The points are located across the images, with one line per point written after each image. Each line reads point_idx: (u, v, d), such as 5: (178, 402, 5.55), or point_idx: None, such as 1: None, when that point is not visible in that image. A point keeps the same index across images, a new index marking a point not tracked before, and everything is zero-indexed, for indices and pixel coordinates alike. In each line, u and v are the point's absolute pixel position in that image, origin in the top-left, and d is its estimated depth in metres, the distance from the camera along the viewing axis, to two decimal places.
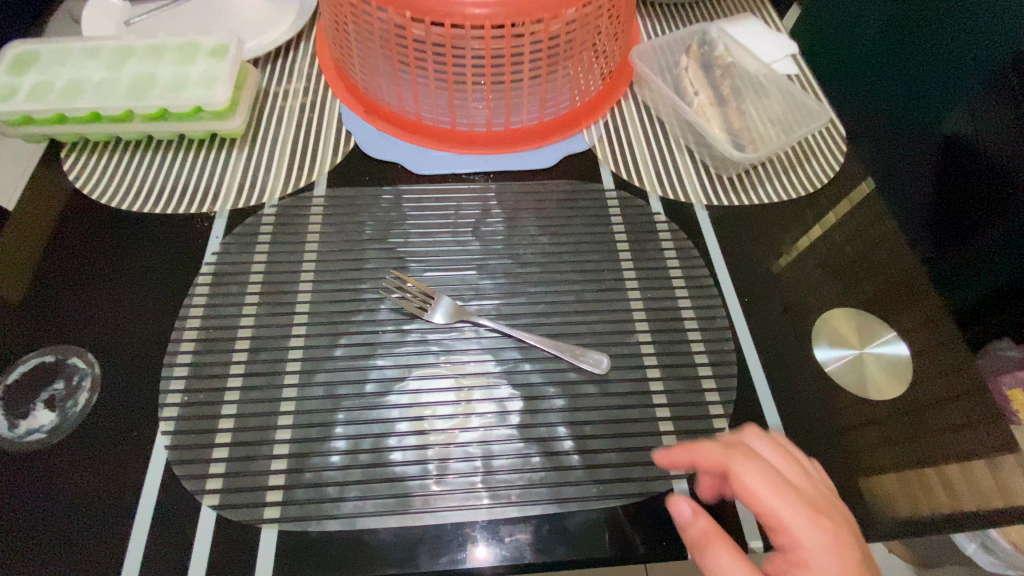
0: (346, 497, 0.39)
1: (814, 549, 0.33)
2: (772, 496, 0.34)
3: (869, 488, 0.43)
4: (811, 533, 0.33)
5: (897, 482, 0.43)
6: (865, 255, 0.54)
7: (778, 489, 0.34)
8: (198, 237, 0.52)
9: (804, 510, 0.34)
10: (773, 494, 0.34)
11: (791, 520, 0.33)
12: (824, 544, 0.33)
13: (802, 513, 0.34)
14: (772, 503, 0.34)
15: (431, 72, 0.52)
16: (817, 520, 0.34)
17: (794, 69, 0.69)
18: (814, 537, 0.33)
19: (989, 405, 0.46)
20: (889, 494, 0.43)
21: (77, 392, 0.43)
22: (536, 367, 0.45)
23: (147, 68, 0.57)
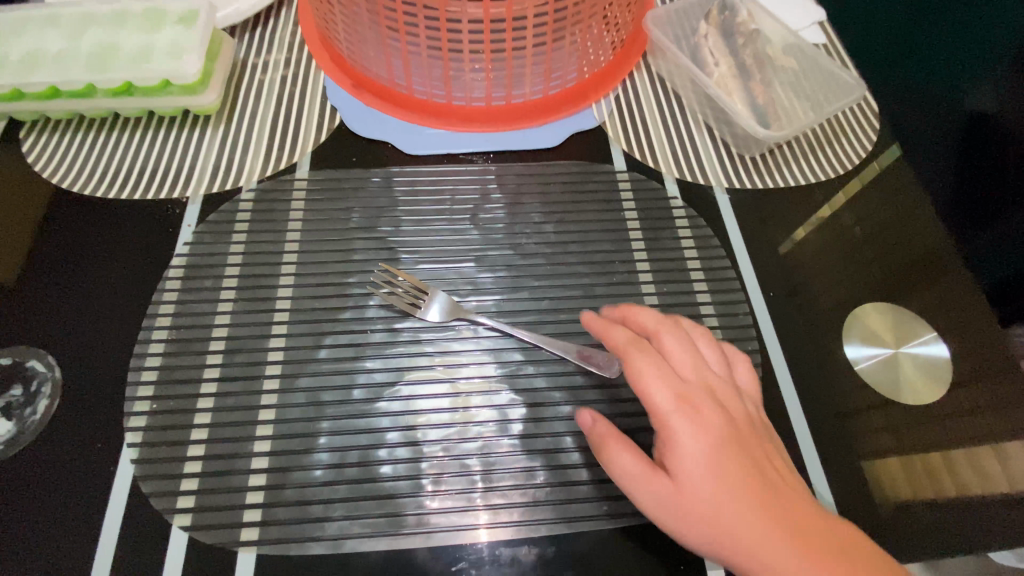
0: (331, 517, 0.35)
1: (683, 438, 0.32)
2: (646, 385, 0.33)
3: (872, 473, 0.40)
4: (683, 423, 0.32)
5: (908, 473, 0.40)
6: (901, 243, 0.50)
7: (652, 378, 0.33)
8: (169, 226, 0.47)
9: (673, 399, 0.33)
10: (646, 383, 0.33)
11: (664, 411, 0.32)
12: (698, 435, 0.32)
13: (674, 404, 0.32)
14: (646, 392, 0.33)
15: (423, 39, 0.47)
16: (691, 413, 0.32)
17: (823, 37, 0.63)
18: (684, 426, 0.32)
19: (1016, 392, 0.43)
20: (898, 485, 0.39)
21: (37, 400, 0.39)
22: (541, 370, 0.41)
23: (109, 37, 0.51)
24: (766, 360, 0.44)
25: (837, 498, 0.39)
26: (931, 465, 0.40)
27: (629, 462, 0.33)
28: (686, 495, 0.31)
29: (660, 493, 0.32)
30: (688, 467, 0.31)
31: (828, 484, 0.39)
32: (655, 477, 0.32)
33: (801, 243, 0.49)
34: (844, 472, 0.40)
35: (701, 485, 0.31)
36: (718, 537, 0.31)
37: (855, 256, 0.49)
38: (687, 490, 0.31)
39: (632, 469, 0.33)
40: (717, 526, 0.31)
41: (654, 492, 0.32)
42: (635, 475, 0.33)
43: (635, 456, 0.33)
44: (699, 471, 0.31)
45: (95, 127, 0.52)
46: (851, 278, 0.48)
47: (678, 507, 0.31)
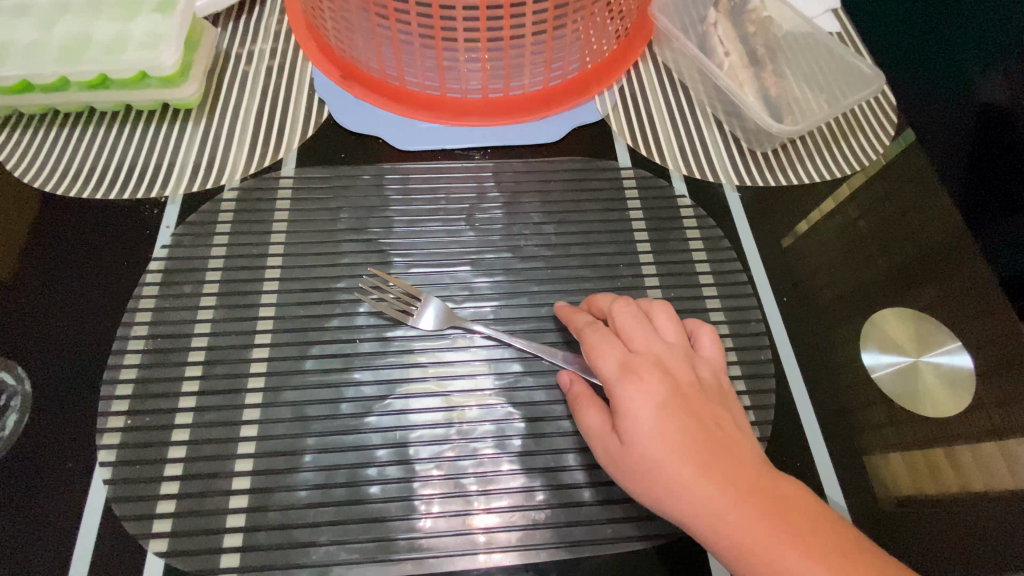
0: (318, 541, 0.33)
1: (626, 401, 0.33)
2: (595, 355, 0.35)
3: (871, 467, 0.38)
4: (626, 388, 0.33)
5: (912, 470, 0.38)
6: (923, 242, 0.46)
7: (600, 349, 0.35)
8: (146, 228, 0.44)
9: (618, 366, 0.34)
10: (596, 354, 0.35)
11: (611, 377, 0.34)
12: (642, 399, 0.32)
13: (620, 370, 0.34)
14: (597, 361, 0.35)
15: (415, 27, 0.44)
16: (633, 378, 0.33)
17: (838, 25, 0.59)
18: (628, 390, 0.33)
19: None
20: (900, 481, 0.38)
21: (5, 415, 0.37)
22: (541, 382, 0.39)
23: (81, 26, 0.48)
24: (779, 370, 0.42)
25: (857, 518, 0.37)
26: (939, 463, 0.38)
27: (592, 425, 0.34)
28: (632, 456, 0.32)
29: (614, 454, 0.33)
30: (632, 428, 0.32)
31: (846, 503, 0.37)
32: (609, 438, 0.33)
33: (816, 245, 0.47)
34: (863, 489, 0.38)
35: (645, 445, 0.32)
36: (665, 498, 0.31)
37: (873, 258, 0.46)
38: (633, 450, 0.32)
39: (593, 429, 0.34)
40: (663, 487, 0.31)
41: (609, 453, 0.33)
42: (595, 436, 0.34)
43: (594, 418, 0.34)
44: (642, 433, 0.32)
45: (69, 122, 0.49)
46: (869, 281, 0.45)
47: (626, 466, 0.32)
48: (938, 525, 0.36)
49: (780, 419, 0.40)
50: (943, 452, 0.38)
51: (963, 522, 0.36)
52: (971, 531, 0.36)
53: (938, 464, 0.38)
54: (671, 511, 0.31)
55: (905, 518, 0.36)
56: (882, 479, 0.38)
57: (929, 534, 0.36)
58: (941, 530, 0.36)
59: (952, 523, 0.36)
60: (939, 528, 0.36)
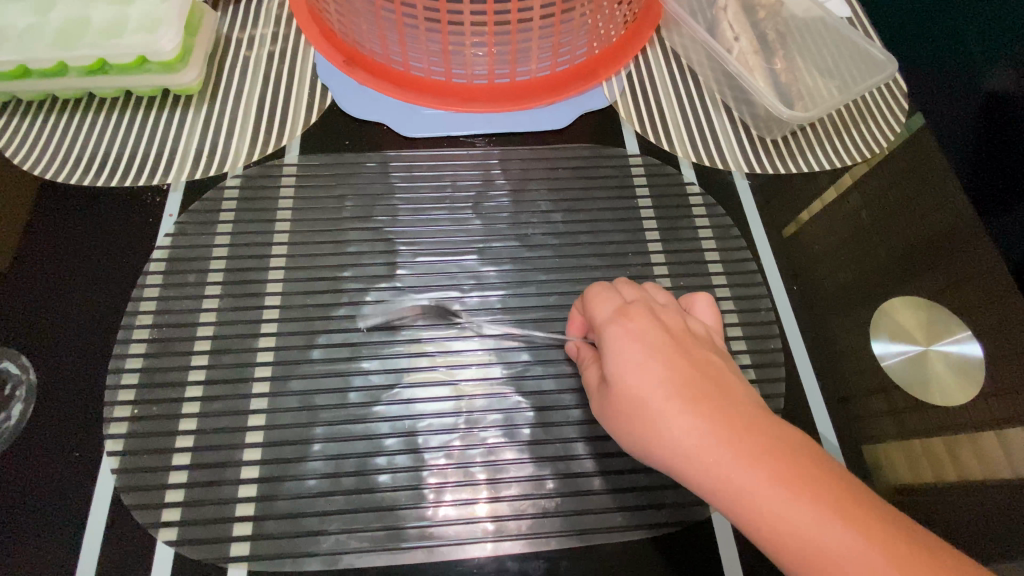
0: (327, 530, 0.33)
1: (614, 342, 0.32)
2: (591, 308, 0.35)
3: (869, 456, 0.38)
4: (616, 330, 0.33)
5: (912, 460, 0.38)
6: (934, 228, 0.46)
7: (595, 300, 0.35)
8: (148, 216, 0.44)
9: (612, 312, 0.34)
10: (590, 306, 0.35)
11: (603, 321, 0.34)
12: (630, 341, 0.32)
13: (612, 315, 0.34)
14: (592, 314, 0.35)
15: (421, 12, 0.43)
16: (624, 323, 0.33)
17: (849, 9, 0.58)
18: (617, 331, 0.33)
19: None
20: (898, 471, 0.38)
21: (10, 404, 0.37)
22: (550, 371, 0.39)
23: (79, 9, 0.47)
24: (789, 359, 0.41)
25: None
26: (939, 454, 0.38)
27: (590, 377, 0.35)
28: (620, 393, 0.31)
29: (605, 395, 0.32)
30: (620, 365, 0.32)
31: None
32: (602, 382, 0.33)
33: (825, 233, 0.46)
34: (870, 476, 0.38)
35: (632, 380, 0.31)
36: (653, 434, 0.30)
37: (884, 246, 0.46)
38: (620, 387, 0.31)
39: (591, 382, 0.34)
40: (650, 421, 0.30)
41: (602, 397, 0.33)
42: (592, 387, 0.34)
43: (593, 372, 0.34)
44: (630, 371, 0.31)
45: (69, 108, 0.48)
46: (878, 268, 0.45)
47: (616, 406, 0.31)
48: (940, 511, 0.36)
49: (789, 408, 0.40)
50: (945, 444, 0.38)
51: (966, 508, 0.36)
52: (974, 519, 0.36)
53: (938, 455, 0.38)
54: (659, 447, 0.29)
55: (911, 505, 0.37)
56: (879, 468, 0.38)
57: (934, 520, 0.36)
58: (944, 516, 0.36)
59: (957, 510, 0.36)
60: (940, 513, 0.36)
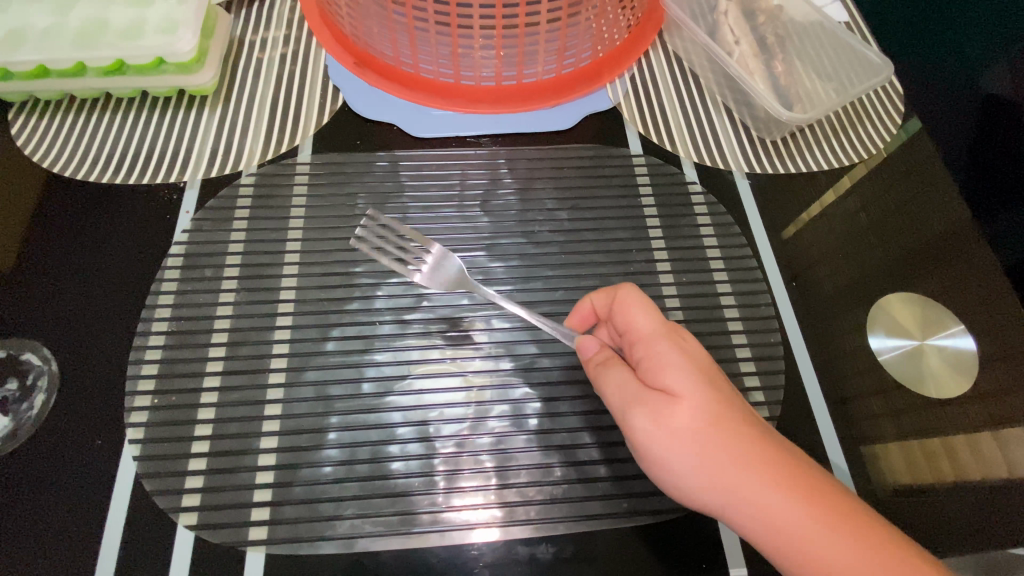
0: (343, 515, 0.34)
1: (672, 356, 0.32)
2: (632, 317, 0.34)
3: (870, 457, 0.39)
4: (671, 343, 0.32)
5: (910, 461, 0.39)
6: (930, 229, 0.47)
7: (641, 308, 0.34)
8: (165, 213, 0.45)
9: (658, 324, 0.33)
10: (632, 315, 0.34)
11: (653, 333, 0.33)
12: (682, 357, 0.32)
13: (662, 328, 0.33)
14: (631, 323, 0.34)
15: (432, 15, 0.44)
16: (673, 338, 0.33)
17: (846, 14, 0.60)
18: (673, 345, 0.32)
19: None
20: (898, 472, 0.38)
21: (34, 394, 0.38)
22: (557, 363, 0.40)
23: (98, 12, 0.48)
24: (788, 352, 0.43)
25: (863, 494, 0.38)
26: (938, 455, 0.39)
27: (620, 386, 0.32)
28: (683, 411, 0.30)
29: (655, 410, 0.31)
30: (681, 381, 0.31)
31: (852, 480, 0.38)
32: (650, 396, 0.31)
33: (823, 231, 0.48)
34: (867, 466, 0.39)
35: (695, 398, 0.30)
36: (713, 456, 0.29)
37: (880, 245, 0.47)
38: (682, 404, 0.30)
39: (622, 391, 0.32)
40: (714, 442, 0.30)
41: (649, 411, 0.31)
42: (626, 397, 0.32)
43: (626, 380, 0.32)
44: (681, 386, 0.31)
45: (86, 108, 0.50)
46: (875, 265, 0.46)
47: (673, 424, 0.30)
48: (933, 499, 0.38)
49: (789, 399, 0.41)
50: (943, 445, 0.39)
51: (958, 496, 0.38)
52: (967, 508, 0.37)
53: (937, 456, 0.39)
54: (718, 468, 0.29)
55: (906, 494, 0.38)
56: (881, 469, 0.39)
57: (927, 508, 0.37)
58: (938, 506, 0.37)
59: (949, 498, 0.38)
60: (933, 501, 0.38)
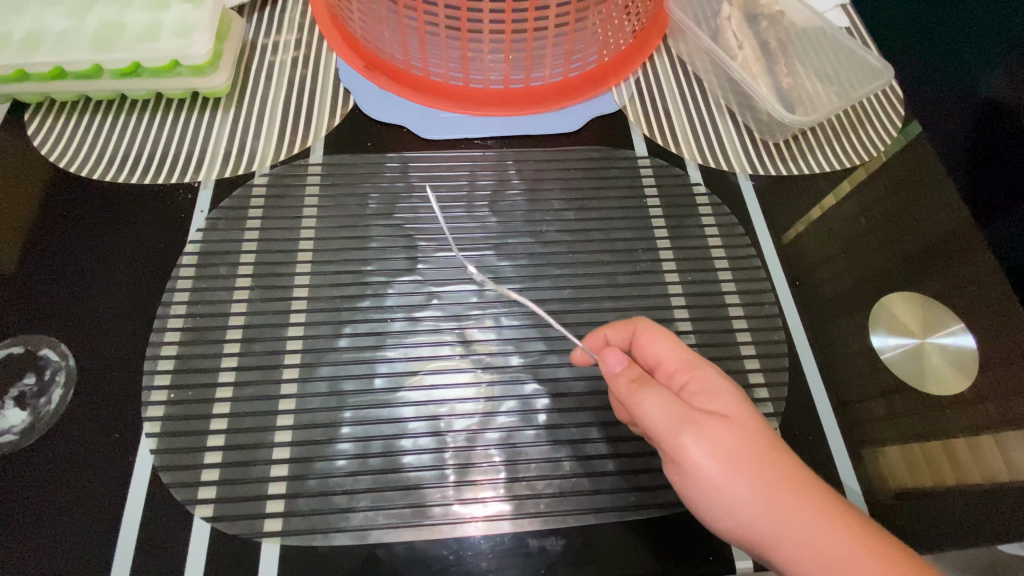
0: (356, 507, 0.35)
1: (712, 379, 0.33)
2: (665, 344, 0.35)
3: (871, 461, 0.40)
4: (708, 368, 0.34)
5: (910, 464, 0.39)
6: (930, 232, 0.48)
7: (673, 337, 0.35)
8: (180, 212, 0.46)
9: (690, 352, 0.35)
10: (665, 342, 0.35)
11: (689, 359, 0.34)
12: (721, 380, 0.33)
13: (695, 355, 0.35)
14: (664, 349, 0.35)
15: (442, 19, 0.45)
16: (709, 364, 0.34)
17: (847, 20, 0.61)
18: (711, 370, 0.34)
19: None
20: (899, 475, 0.39)
21: (51, 389, 0.39)
22: (565, 360, 0.41)
23: (115, 15, 0.49)
24: (792, 350, 0.43)
25: (864, 490, 0.39)
26: (938, 458, 0.39)
27: (667, 406, 0.31)
28: (734, 432, 0.31)
29: (707, 432, 0.31)
30: (725, 403, 0.32)
31: (854, 475, 0.39)
32: (698, 416, 0.31)
33: (825, 233, 0.49)
34: (868, 463, 0.40)
35: (741, 420, 0.32)
36: (762, 477, 0.30)
37: (880, 247, 0.48)
38: (731, 424, 0.31)
39: (669, 410, 0.31)
40: (762, 463, 0.31)
41: (700, 432, 0.31)
42: (676, 417, 0.31)
43: (671, 399, 0.32)
44: (730, 407, 0.32)
45: (102, 109, 0.51)
46: (876, 266, 0.47)
47: (725, 446, 0.31)
48: (932, 495, 0.38)
49: (792, 397, 0.42)
50: (944, 448, 0.40)
51: (957, 492, 0.39)
52: (965, 505, 0.38)
53: (938, 460, 0.39)
54: (766, 488, 0.30)
55: (906, 491, 0.39)
56: (881, 472, 0.39)
57: (926, 504, 0.38)
58: (937, 505, 0.38)
59: (948, 494, 0.38)
60: (933, 497, 0.38)
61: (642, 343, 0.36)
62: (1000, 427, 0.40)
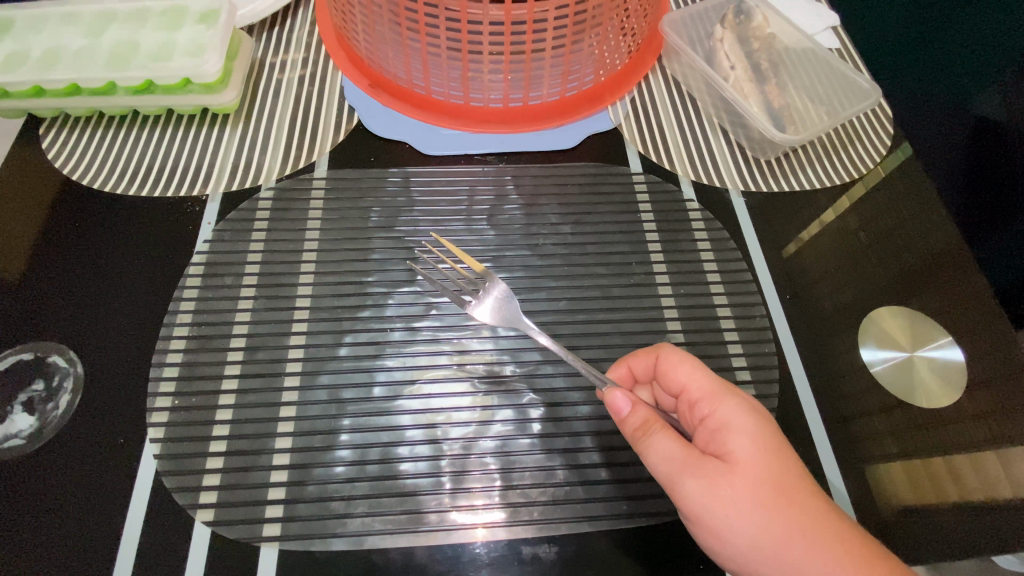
0: (353, 513, 0.36)
1: (732, 415, 0.33)
2: (686, 373, 0.35)
3: (873, 476, 0.40)
4: (730, 402, 0.33)
5: (912, 479, 0.40)
6: (920, 249, 0.49)
7: (697, 366, 0.35)
8: (188, 223, 0.47)
9: (713, 382, 0.34)
10: (686, 372, 0.35)
11: (711, 391, 0.34)
12: (741, 417, 0.33)
13: (718, 385, 0.34)
14: (685, 378, 0.35)
15: (443, 41, 0.46)
16: (731, 398, 0.34)
17: (837, 42, 0.63)
18: (733, 404, 0.33)
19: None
20: (901, 490, 0.40)
21: (59, 394, 0.40)
22: (559, 370, 0.42)
23: (129, 35, 0.51)
24: (782, 363, 0.44)
25: (853, 499, 0.40)
26: (941, 475, 0.40)
27: (673, 453, 0.32)
28: (743, 477, 0.31)
29: (714, 479, 0.31)
30: (740, 443, 0.32)
31: (843, 485, 0.40)
32: (707, 460, 0.32)
33: (815, 248, 0.50)
34: (862, 475, 0.40)
35: (754, 462, 0.32)
36: (770, 521, 0.31)
37: (871, 263, 0.49)
38: (741, 467, 0.31)
39: (676, 452, 0.32)
40: (770, 507, 0.31)
41: (704, 477, 0.31)
42: (682, 459, 0.32)
43: (679, 441, 0.32)
44: (744, 450, 0.32)
45: (114, 124, 0.52)
46: (866, 281, 0.48)
47: (731, 489, 0.31)
48: (924, 507, 0.39)
49: (782, 408, 0.42)
50: (946, 464, 0.40)
51: (952, 505, 0.39)
52: (959, 518, 0.39)
53: (940, 476, 0.40)
54: (774, 532, 0.30)
55: (899, 505, 0.39)
56: (883, 488, 0.40)
57: (917, 517, 0.39)
58: (931, 519, 0.39)
59: (942, 507, 0.39)
60: (923, 509, 0.39)
61: (665, 373, 0.36)
62: (995, 443, 0.41)
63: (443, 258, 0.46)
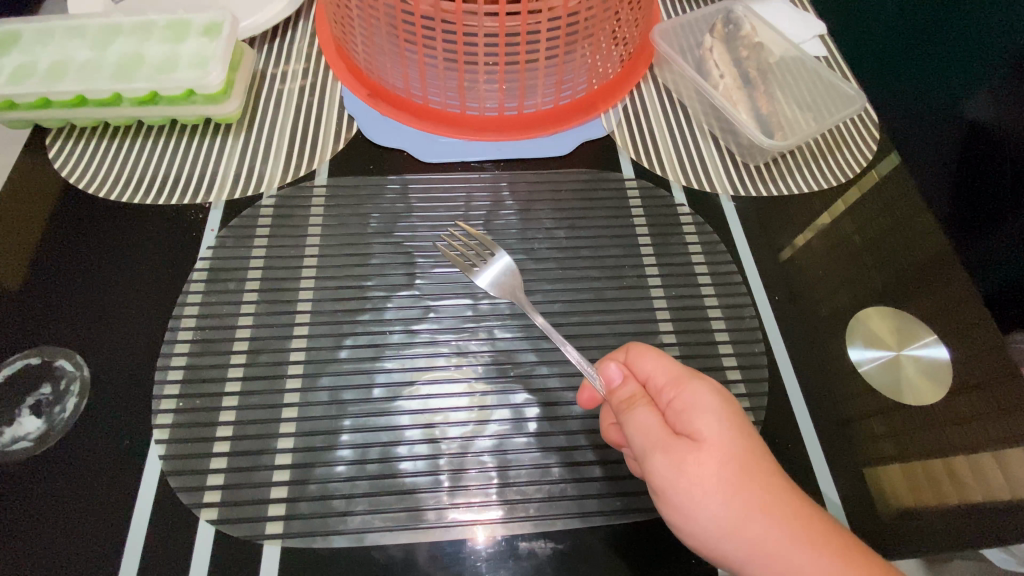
0: (354, 511, 0.37)
1: (695, 397, 0.33)
2: (651, 362, 0.36)
3: (872, 477, 0.41)
4: (695, 385, 0.34)
5: (910, 480, 0.41)
6: (904, 250, 0.51)
7: (661, 354, 0.36)
8: (191, 230, 0.48)
9: (677, 368, 0.35)
10: (652, 361, 0.36)
11: (675, 376, 0.35)
12: (706, 399, 0.33)
13: (683, 370, 0.35)
14: (652, 366, 0.36)
15: (440, 51, 0.47)
16: (698, 381, 0.34)
17: (823, 50, 0.64)
18: (697, 386, 0.34)
19: (1011, 395, 0.44)
20: (899, 491, 0.41)
21: (66, 397, 0.41)
22: (554, 370, 0.43)
23: (135, 47, 0.53)
24: (771, 362, 0.45)
25: (841, 494, 0.41)
26: (937, 475, 0.41)
27: (647, 432, 0.33)
28: (709, 454, 0.31)
29: (685, 456, 0.31)
30: (706, 421, 0.32)
31: (832, 481, 0.41)
32: (675, 437, 0.32)
33: (804, 250, 0.51)
34: (852, 472, 0.41)
35: (721, 439, 0.32)
36: (735, 500, 0.31)
37: (859, 265, 0.50)
38: (709, 444, 0.31)
39: (651, 429, 0.33)
40: (736, 487, 0.31)
41: (673, 453, 0.32)
42: (655, 435, 0.32)
43: (655, 418, 0.33)
44: (712, 430, 0.32)
45: (119, 134, 0.54)
46: (853, 281, 0.49)
47: (698, 467, 0.31)
48: (917, 505, 0.40)
49: (772, 406, 0.44)
50: (943, 465, 0.41)
51: (947, 504, 0.40)
52: (953, 517, 0.40)
53: (937, 477, 0.41)
54: (740, 510, 0.30)
55: (895, 505, 0.40)
56: (881, 490, 0.41)
57: (908, 514, 0.40)
58: (927, 518, 0.40)
59: (939, 507, 0.40)
60: (916, 506, 0.40)
61: (634, 365, 0.37)
62: (983, 441, 0.42)
63: (441, 262, 0.47)
